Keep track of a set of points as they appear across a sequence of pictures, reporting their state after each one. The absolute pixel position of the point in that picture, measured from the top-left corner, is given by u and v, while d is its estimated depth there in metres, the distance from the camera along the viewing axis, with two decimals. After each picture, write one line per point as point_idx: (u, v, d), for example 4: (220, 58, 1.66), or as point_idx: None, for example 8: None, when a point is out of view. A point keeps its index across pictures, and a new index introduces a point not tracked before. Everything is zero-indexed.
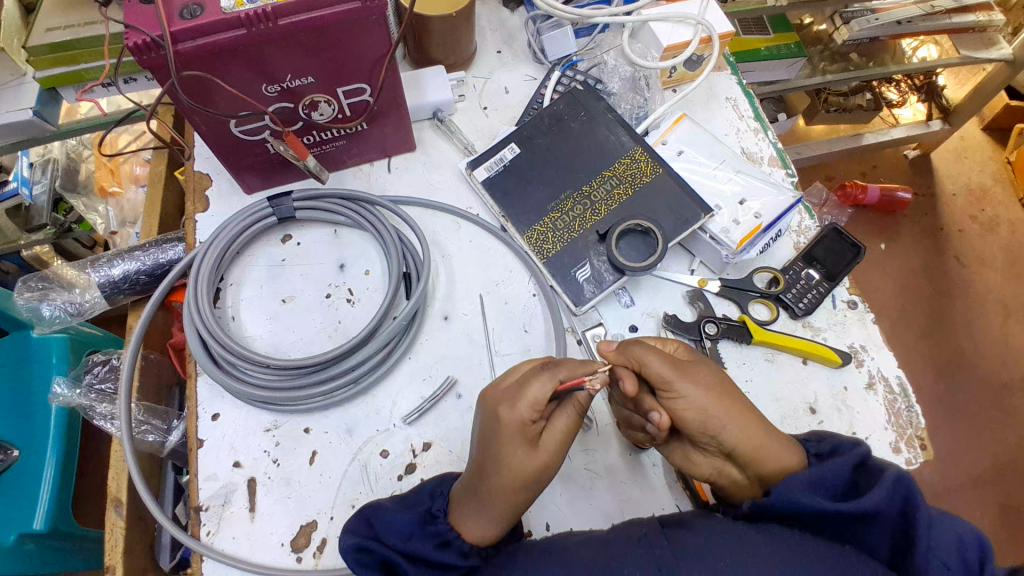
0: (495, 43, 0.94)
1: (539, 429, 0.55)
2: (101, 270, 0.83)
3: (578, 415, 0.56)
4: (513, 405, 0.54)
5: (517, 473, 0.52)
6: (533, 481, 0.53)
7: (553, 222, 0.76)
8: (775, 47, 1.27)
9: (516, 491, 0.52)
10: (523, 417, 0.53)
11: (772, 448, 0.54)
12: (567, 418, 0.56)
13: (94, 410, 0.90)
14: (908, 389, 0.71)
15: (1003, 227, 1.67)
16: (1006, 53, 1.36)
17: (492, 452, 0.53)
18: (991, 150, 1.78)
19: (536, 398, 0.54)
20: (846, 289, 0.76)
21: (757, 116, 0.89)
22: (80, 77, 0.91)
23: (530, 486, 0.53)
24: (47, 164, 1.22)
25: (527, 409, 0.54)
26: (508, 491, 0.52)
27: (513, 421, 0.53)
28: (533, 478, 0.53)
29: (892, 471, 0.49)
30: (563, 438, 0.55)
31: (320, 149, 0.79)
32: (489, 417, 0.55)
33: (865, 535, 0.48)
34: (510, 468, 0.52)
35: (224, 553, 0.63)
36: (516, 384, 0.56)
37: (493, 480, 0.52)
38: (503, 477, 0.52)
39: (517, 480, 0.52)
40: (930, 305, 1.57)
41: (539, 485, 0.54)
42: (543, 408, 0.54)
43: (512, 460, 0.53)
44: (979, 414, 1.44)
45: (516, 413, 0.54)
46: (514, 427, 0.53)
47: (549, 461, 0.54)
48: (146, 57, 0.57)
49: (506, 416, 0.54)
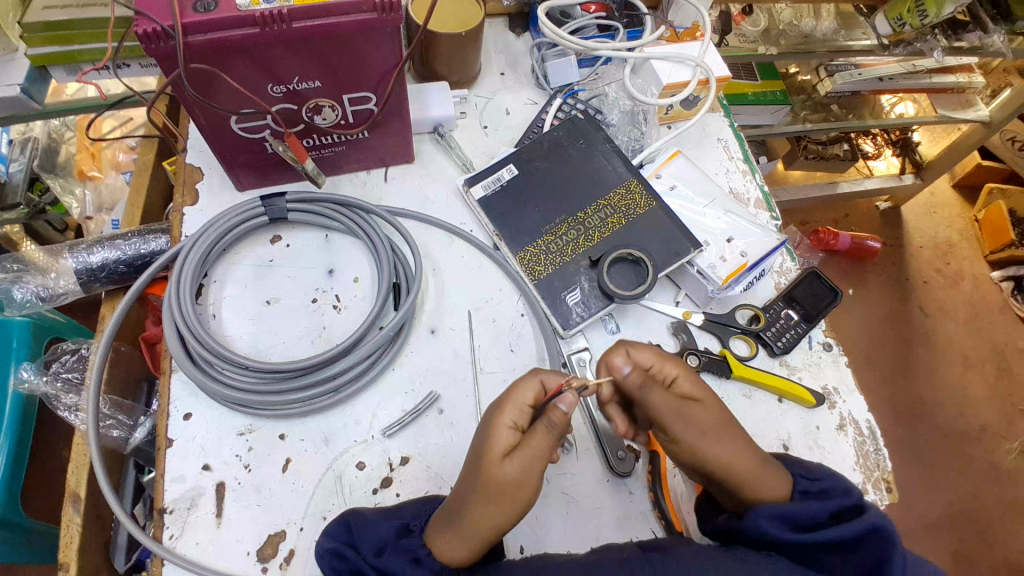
0: (499, 66, 0.96)
1: (518, 439, 0.53)
2: (80, 256, 0.80)
3: (555, 434, 0.52)
4: (500, 408, 0.55)
5: (489, 486, 0.51)
6: (511, 497, 0.51)
7: (545, 244, 0.77)
8: (762, 93, 1.33)
9: (493, 504, 0.51)
10: (506, 441, 0.53)
11: (759, 479, 0.54)
12: (541, 433, 0.52)
13: (59, 400, 0.87)
14: (877, 431, 0.73)
15: (966, 282, 1.75)
16: (983, 114, 1.45)
17: (480, 469, 0.52)
18: (959, 208, 1.87)
19: (520, 402, 0.55)
20: (822, 331, 0.79)
21: (746, 158, 0.92)
22: (72, 59, 0.89)
23: (509, 503, 0.51)
24: (26, 142, 1.20)
25: (511, 412, 0.55)
26: (480, 501, 0.51)
27: (499, 424, 0.54)
28: (514, 495, 0.51)
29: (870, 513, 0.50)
30: (543, 459, 0.52)
31: (319, 153, 0.79)
32: (479, 435, 0.55)
33: (831, 564, 0.50)
34: (488, 480, 0.51)
35: (187, 558, 0.60)
36: (505, 395, 0.56)
37: (479, 501, 0.51)
38: (482, 484, 0.51)
39: (504, 500, 0.51)
40: (893, 350, 1.63)
41: (518, 508, 0.52)
42: (527, 414, 0.55)
43: (492, 470, 0.51)
44: (936, 461, 1.49)
45: (502, 414, 0.54)
46: (499, 431, 0.53)
47: (532, 476, 0.51)
48: (155, 47, 0.57)
49: (495, 417, 0.55)
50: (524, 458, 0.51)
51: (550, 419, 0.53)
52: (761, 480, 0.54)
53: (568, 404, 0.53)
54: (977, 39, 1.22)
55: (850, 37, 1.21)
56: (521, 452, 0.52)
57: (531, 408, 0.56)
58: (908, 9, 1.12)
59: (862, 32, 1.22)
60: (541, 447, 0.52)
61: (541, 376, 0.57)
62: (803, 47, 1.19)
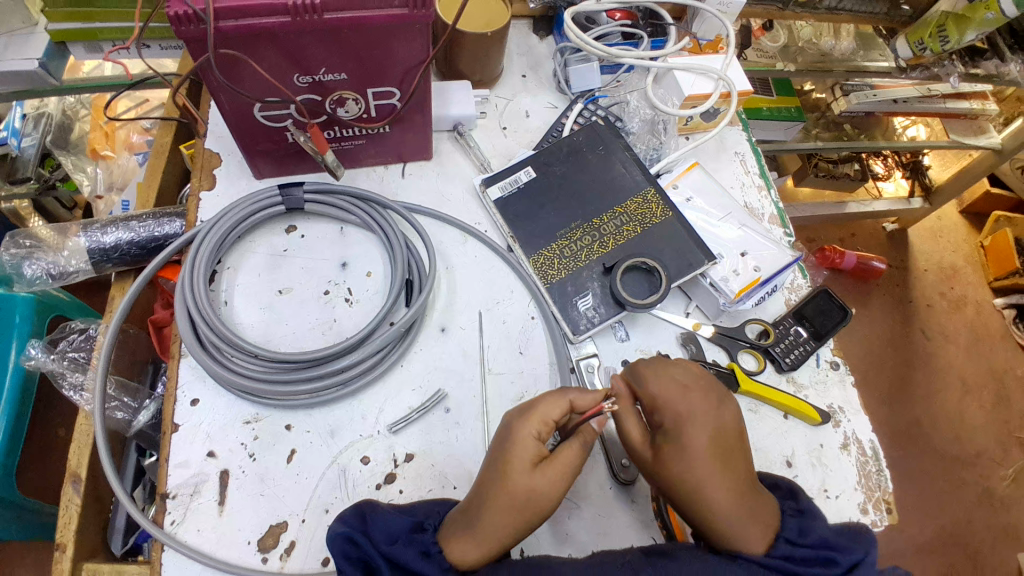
0: (521, 67, 0.96)
1: (545, 451, 0.55)
2: (93, 235, 0.81)
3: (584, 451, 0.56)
4: (524, 418, 0.56)
5: (512, 493, 0.52)
6: (532, 507, 0.52)
7: (560, 249, 0.77)
8: (777, 108, 1.33)
9: (514, 513, 0.52)
10: (532, 453, 0.54)
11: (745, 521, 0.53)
12: (573, 450, 0.55)
13: (65, 378, 0.88)
14: (880, 453, 0.73)
15: (969, 307, 1.75)
16: (994, 142, 1.44)
17: (502, 478, 0.53)
18: (966, 233, 1.87)
19: (545, 416, 0.56)
20: (830, 350, 0.79)
21: (762, 173, 0.92)
22: (94, 36, 0.89)
23: (531, 513, 0.52)
24: (40, 118, 1.19)
25: (535, 424, 0.55)
26: (501, 506, 0.52)
27: (524, 435, 0.55)
28: (538, 507, 0.52)
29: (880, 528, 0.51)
30: (569, 476, 0.54)
31: (338, 145, 0.79)
32: (500, 444, 0.56)
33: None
34: (516, 490, 0.52)
35: (188, 545, 0.60)
36: (527, 404, 0.58)
37: (504, 508, 0.51)
38: (505, 493, 0.52)
39: (527, 505, 0.52)
40: (893, 372, 1.63)
41: (536, 518, 0.53)
42: (551, 427, 0.56)
43: (522, 481, 0.52)
44: (932, 486, 1.49)
45: (527, 426, 0.55)
46: (522, 443, 0.54)
47: (557, 491, 0.53)
48: (186, 30, 0.57)
49: (518, 428, 0.55)
50: (552, 472, 0.53)
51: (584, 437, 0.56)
52: (733, 526, 0.53)
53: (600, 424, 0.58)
54: (995, 66, 1.21)
55: (868, 57, 1.22)
56: (550, 466, 0.53)
57: (556, 422, 0.57)
58: (929, 33, 1.11)
59: (880, 54, 1.23)
60: (570, 464, 0.54)
61: (570, 395, 0.58)
62: (820, 65, 1.19)
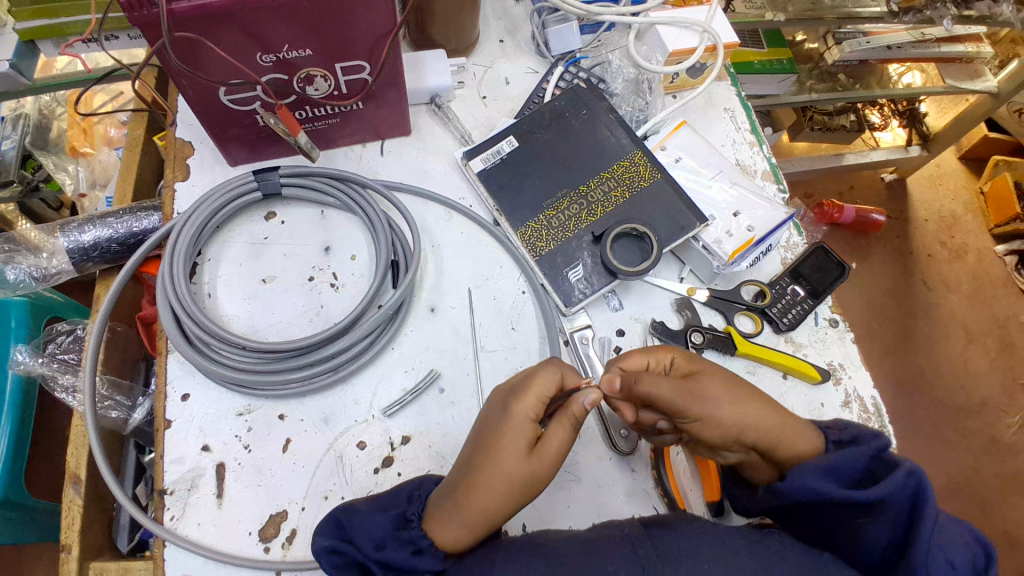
0: (498, 32, 0.92)
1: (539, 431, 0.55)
2: (71, 235, 0.79)
3: (572, 429, 0.55)
4: (520, 395, 0.55)
5: (504, 471, 0.52)
6: (529, 486, 0.52)
7: (548, 218, 0.75)
8: (768, 61, 1.28)
9: (510, 494, 0.52)
10: (527, 432, 0.54)
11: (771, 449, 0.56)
12: (563, 429, 0.55)
13: (56, 381, 0.87)
14: (882, 409, 0.72)
15: (970, 255, 1.73)
16: (990, 85, 1.39)
17: (494, 454, 0.53)
18: (965, 180, 1.83)
19: (541, 393, 0.56)
20: (829, 307, 0.77)
21: (754, 129, 0.89)
22: (61, 32, 0.85)
23: (525, 490, 0.52)
24: (17, 119, 1.15)
25: (532, 402, 0.55)
26: (487, 486, 0.51)
27: (521, 413, 0.54)
28: (534, 484, 0.53)
29: (908, 464, 0.50)
30: (562, 453, 0.54)
31: (312, 126, 0.76)
32: (493, 424, 0.55)
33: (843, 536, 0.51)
34: (510, 470, 0.52)
35: (189, 539, 0.60)
36: (523, 378, 0.58)
37: (497, 487, 0.51)
38: (499, 475, 0.52)
39: (517, 484, 0.52)
40: (896, 323, 1.62)
41: (531, 495, 0.53)
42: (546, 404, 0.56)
43: (516, 461, 0.52)
44: (938, 433, 1.50)
45: (524, 404, 0.55)
46: (518, 420, 0.54)
47: (552, 471, 0.54)
48: (138, 15, 0.54)
49: (514, 406, 0.55)
50: (547, 450, 0.54)
51: (573, 416, 0.55)
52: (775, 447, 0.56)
53: (591, 402, 0.55)
54: (986, 8, 1.18)
55: (860, 3, 1.15)
56: (544, 444, 0.54)
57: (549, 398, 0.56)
58: None
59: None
60: (561, 442, 0.55)
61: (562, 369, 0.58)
62: (812, 13, 1.13)
